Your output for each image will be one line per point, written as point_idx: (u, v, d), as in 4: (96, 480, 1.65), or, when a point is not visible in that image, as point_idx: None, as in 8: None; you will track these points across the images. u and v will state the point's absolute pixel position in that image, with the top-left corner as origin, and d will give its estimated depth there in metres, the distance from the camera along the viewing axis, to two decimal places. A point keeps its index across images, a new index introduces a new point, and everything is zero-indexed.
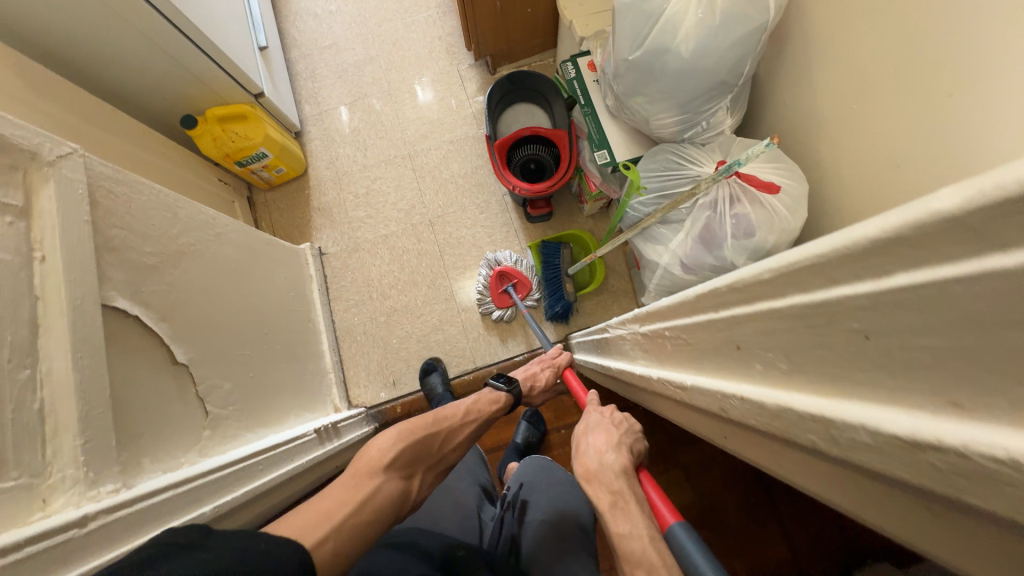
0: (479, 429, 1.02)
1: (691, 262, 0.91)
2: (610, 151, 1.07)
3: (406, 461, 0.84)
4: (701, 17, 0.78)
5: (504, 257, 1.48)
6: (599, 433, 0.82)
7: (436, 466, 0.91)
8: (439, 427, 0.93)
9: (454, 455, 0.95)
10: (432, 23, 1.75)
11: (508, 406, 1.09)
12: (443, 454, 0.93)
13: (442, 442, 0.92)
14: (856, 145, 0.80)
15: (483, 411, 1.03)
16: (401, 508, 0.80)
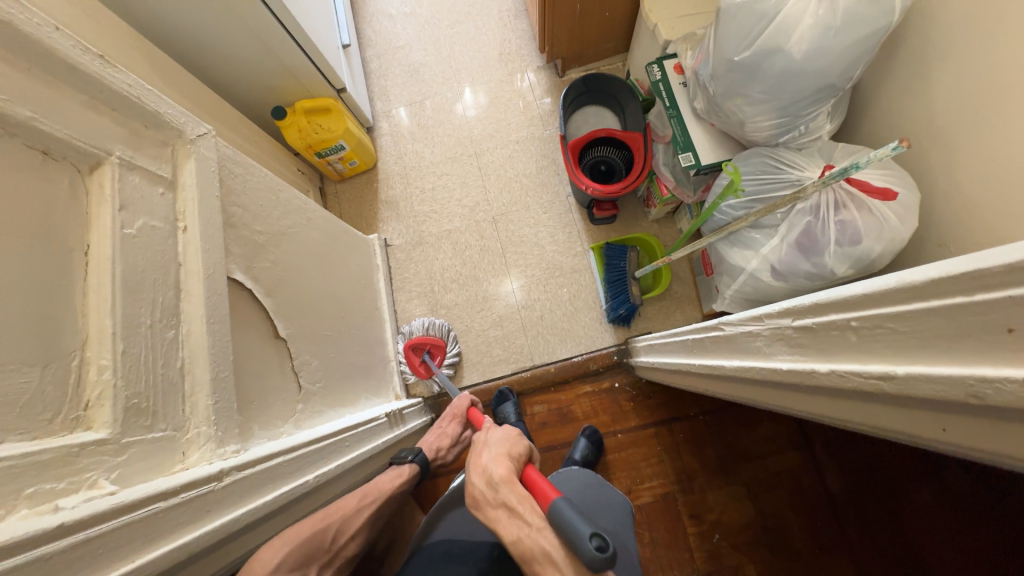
0: (383, 511, 0.91)
1: (784, 267, 0.89)
2: (695, 154, 1.06)
3: (291, 569, 0.68)
4: (820, 18, 0.76)
5: (415, 326, 1.47)
6: (477, 452, 0.75)
7: (327, 566, 0.76)
8: (332, 520, 0.78)
9: (349, 551, 0.81)
10: (502, 26, 1.79)
11: (413, 479, 1.00)
12: (334, 552, 0.78)
13: (335, 537, 0.78)
14: (979, 154, 0.76)
15: (387, 491, 0.92)
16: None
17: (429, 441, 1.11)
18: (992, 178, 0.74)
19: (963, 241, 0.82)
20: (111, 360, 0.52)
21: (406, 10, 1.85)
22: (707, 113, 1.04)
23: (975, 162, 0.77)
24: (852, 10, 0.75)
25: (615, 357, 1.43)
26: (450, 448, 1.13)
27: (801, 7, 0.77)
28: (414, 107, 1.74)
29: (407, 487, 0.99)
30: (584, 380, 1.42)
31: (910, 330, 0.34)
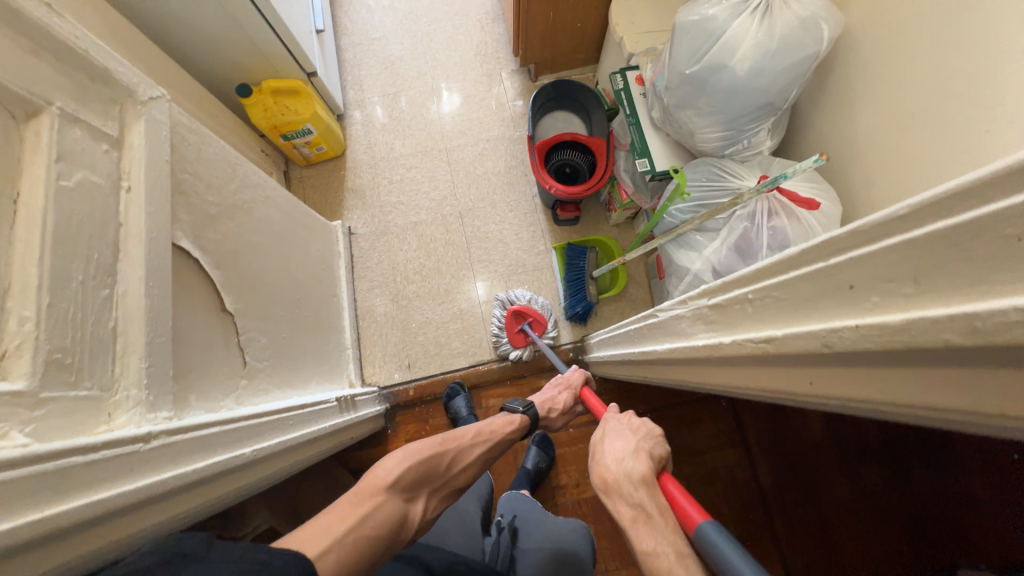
0: (496, 453, 0.99)
1: (723, 269, 0.95)
2: (651, 161, 1.13)
3: (409, 483, 0.78)
4: (760, 41, 0.84)
5: (517, 296, 1.46)
6: (613, 441, 0.74)
7: (444, 489, 0.85)
8: (446, 448, 0.88)
9: (463, 479, 0.90)
10: (480, 28, 1.83)
11: (525, 428, 1.05)
12: (449, 480, 0.87)
13: (453, 465, 0.88)
14: (891, 173, 0.86)
15: (504, 435, 1.01)
16: (400, 538, 0.73)
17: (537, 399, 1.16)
18: (902, 195, 0.83)
19: None
20: (35, 311, 0.50)
21: (385, 3, 1.86)
22: (663, 123, 1.11)
23: (889, 180, 0.86)
24: (787, 35, 0.83)
25: (571, 354, 1.48)
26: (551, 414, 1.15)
27: (744, 29, 0.84)
28: (387, 99, 1.75)
29: (518, 434, 1.06)
30: (540, 376, 1.46)
31: (788, 297, 0.39)
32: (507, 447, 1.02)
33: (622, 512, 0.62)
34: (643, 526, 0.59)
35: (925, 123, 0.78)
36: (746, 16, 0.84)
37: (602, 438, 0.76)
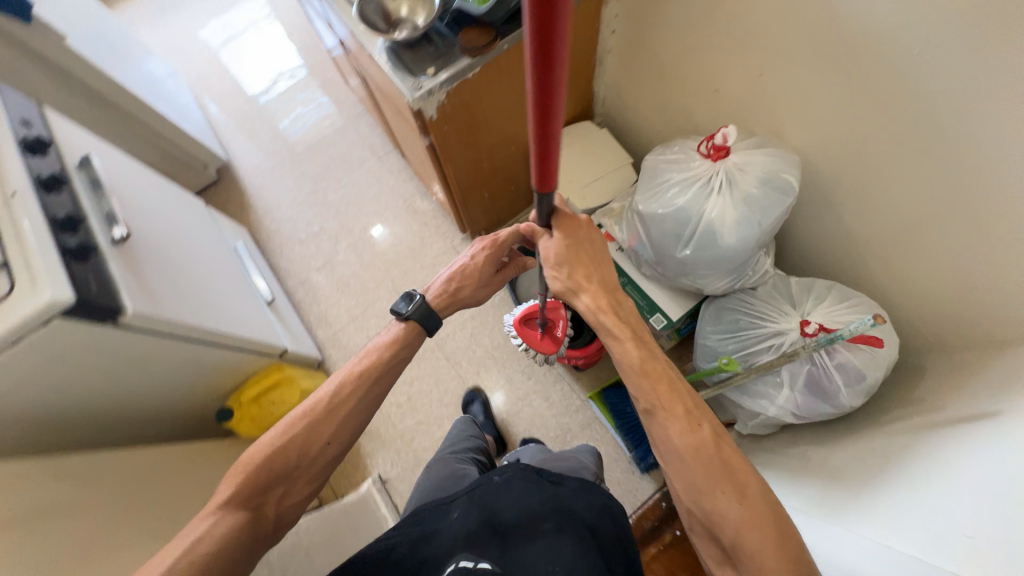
0: (372, 389, 0.82)
1: (805, 411, 0.89)
2: (667, 314, 1.07)
3: (248, 492, 0.73)
4: (741, 212, 0.82)
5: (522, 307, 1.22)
6: (583, 261, 0.79)
7: (311, 472, 0.77)
8: (291, 435, 0.77)
9: (335, 448, 0.79)
10: (413, 212, 1.83)
11: (417, 342, 0.88)
12: (310, 461, 0.77)
13: (307, 443, 0.77)
14: (919, 267, 0.83)
15: (380, 368, 0.84)
16: (266, 514, 0.74)
17: (442, 284, 0.91)
18: (947, 283, 0.80)
19: (939, 333, 0.87)
20: None
21: (314, 228, 1.84)
22: (659, 279, 1.07)
23: (923, 268, 0.83)
24: (763, 200, 0.81)
25: (664, 503, 1.32)
26: (446, 297, 0.91)
27: (720, 207, 0.83)
28: (355, 322, 1.68)
29: (419, 339, 0.89)
30: (647, 543, 1.27)
31: None
32: (398, 371, 0.86)
33: (609, 330, 0.76)
34: (630, 348, 0.75)
35: (939, 222, 0.76)
36: (715, 195, 0.83)
37: (565, 252, 0.79)
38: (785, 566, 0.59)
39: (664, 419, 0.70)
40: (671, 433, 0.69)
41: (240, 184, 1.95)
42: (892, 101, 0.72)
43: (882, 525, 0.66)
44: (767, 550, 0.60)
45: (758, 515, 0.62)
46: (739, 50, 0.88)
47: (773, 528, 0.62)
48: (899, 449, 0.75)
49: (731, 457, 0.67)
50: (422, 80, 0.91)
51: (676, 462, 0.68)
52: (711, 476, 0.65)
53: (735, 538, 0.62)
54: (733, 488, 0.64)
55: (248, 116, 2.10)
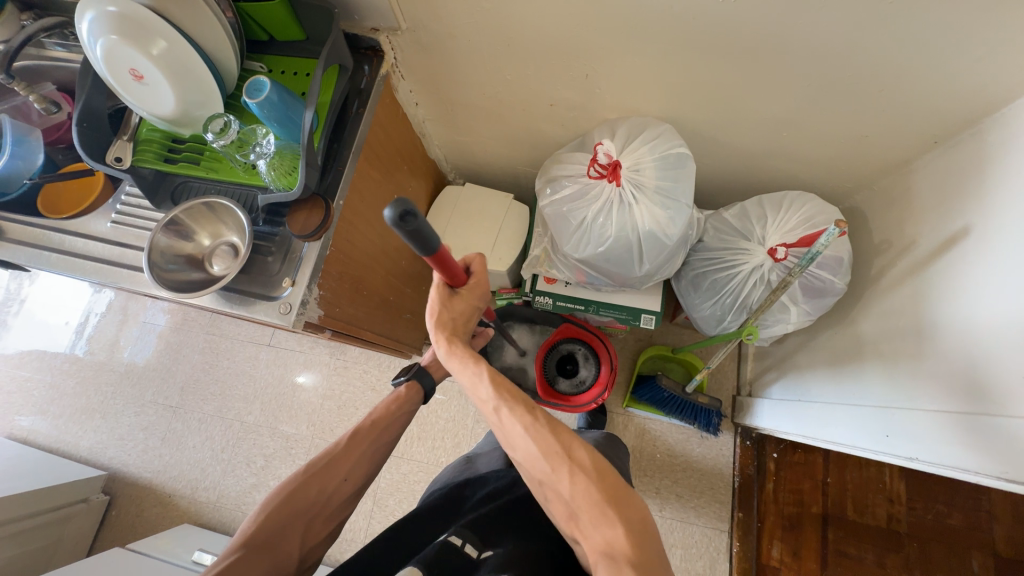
0: (382, 437, 0.82)
1: (817, 312, 0.92)
2: (652, 309, 1.04)
3: (272, 532, 0.70)
4: (665, 206, 0.79)
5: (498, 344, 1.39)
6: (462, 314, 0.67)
7: (330, 510, 0.75)
8: (312, 472, 0.75)
9: (352, 489, 0.78)
10: (343, 368, 1.60)
11: (416, 397, 0.89)
12: (329, 502, 0.75)
13: (322, 487, 0.75)
14: (815, 145, 0.87)
15: (388, 417, 0.83)
16: (285, 551, 0.70)
17: (429, 353, 0.96)
18: (845, 145, 0.86)
19: (859, 180, 0.93)
20: None
21: (259, 461, 1.54)
22: (622, 289, 1.02)
23: (819, 145, 0.87)
24: (675, 184, 0.79)
25: (749, 440, 1.34)
26: (440, 363, 0.95)
27: (645, 214, 0.79)
28: (372, 514, 1.42)
29: (415, 404, 0.89)
30: (762, 480, 1.31)
31: None
32: (405, 422, 0.86)
33: (458, 362, 0.64)
34: (471, 366, 0.62)
35: (814, 110, 0.80)
36: (634, 206, 0.79)
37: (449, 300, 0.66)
38: (604, 509, 0.53)
39: (504, 417, 0.59)
40: (508, 424, 0.59)
41: (142, 483, 1.57)
42: (721, 47, 0.72)
43: (978, 399, 0.64)
44: (596, 507, 0.53)
45: (587, 474, 0.55)
46: (560, 64, 0.82)
47: (599, 485, 0.54)
48: (914, 298, 0.80)
49: (563, 432, 0.57)
50: (286, 297, 0.75)
51: (518, 451, 0.58)
52: (547, 452, 0.56)
53: (569, 503, 0.54)
54: (566, 463, 0.55)
55: (91, 406, 1.68)
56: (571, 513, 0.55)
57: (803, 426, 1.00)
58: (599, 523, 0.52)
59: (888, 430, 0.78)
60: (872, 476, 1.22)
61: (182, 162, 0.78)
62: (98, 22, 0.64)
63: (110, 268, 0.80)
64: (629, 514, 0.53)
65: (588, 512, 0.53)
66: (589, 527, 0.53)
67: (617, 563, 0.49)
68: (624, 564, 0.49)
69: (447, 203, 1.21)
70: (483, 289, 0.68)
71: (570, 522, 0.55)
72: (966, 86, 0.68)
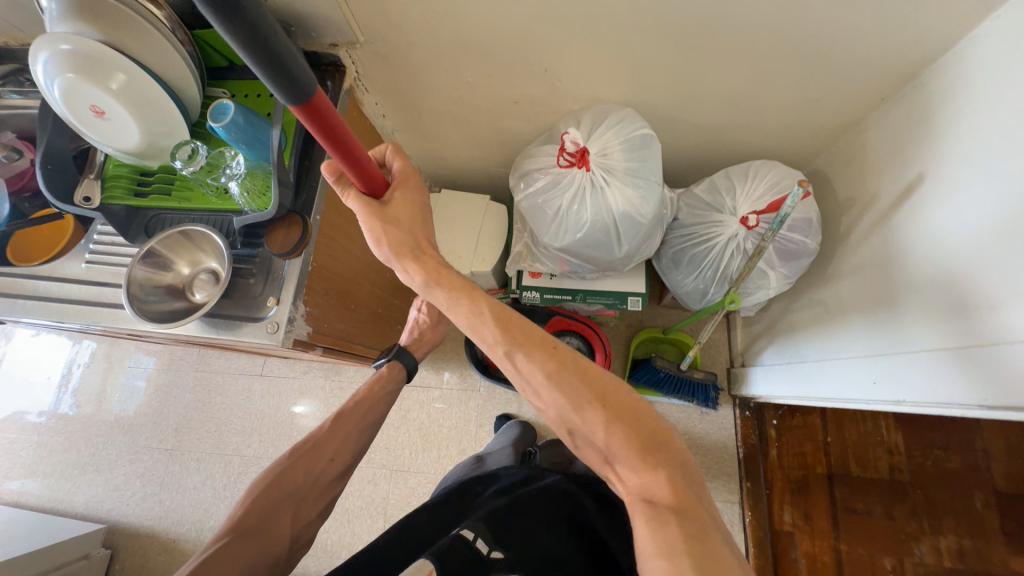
0: (367, 417, 0.85)
1: (794, 274, 0.94)
2: (637, 292, 1.05)
3: (263, 512, 0.70)
4: (636, 187, 0.81)
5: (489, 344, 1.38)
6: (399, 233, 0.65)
7: (320, 489, 0.77)
8: (298, 452, 0.77)
9: (340, 467, 0.80)
10: (339, 388, 1.58)
11: (397, 374, 0.92)
12: (319, 480, 0.77)
13: (312, 466, 0.77)
14: (774, 113, 0.91)
15: (372, 397, 0.87)
16: (278, 533, 0.70)
17: (406, 336, 0.97)
18: (802, 110, 0.89)
19: (820, 142, 0.96)
20: None
21: None
22: (606, 274, 1.04)
23: (777, 112, 0.90)
24: (643, 164, 0.81)
25: (749, 411, 1.42)
26: (418, 341, 0.97)
27: (619, 196, 0.80)
28: (385, 533, 1.40)
29: (397, 384, 0.93)
30: (766, 450, 1.38)
31: None
32: (387, 404, 0.90)
33: (456, 307, 0.63)
34: (479, 311, 0.61)
35: (768, 80, 0.83)
36: (608, 190, 0.80)
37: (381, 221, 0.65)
38: (642, 456, 0.52)
39: (526, 363, 0.57)
40: (531, 371, 0.58)
41: (144, 531, 1.53)
42: (672, 28, 0.74)
43: (971, 328, 0.65)
44: (631, 450, 0.53)
45: (622, 421, 0.54)
46: (518, 61, 0.84)
47: (637, 430, 0.54)
48: (885, 248, 0.83)
49: (591, 377, 0.56)
50: (272, 316, 0.74)
51: (543, 398, 0.58)
52: (576, 399, 0.55)
53: (603, 449, 0.55)
54: (597, 407, 0.55)
55: (83, 460, 1.63)
56: (606, 456, 0.55)
57: (798, 387, 1.02)
58: (636, 467, 0.52)
59: (893, 373, 0.77)
60: (870, 429, 1.17)
61: (153, 194, 0.77)
62: (53, 62, 0.64)
63: (90, 309, 0.79)
64: (669, 457, 0.53)
65: (623, 454, 0.53)
66: (626, 471, 0.53)
67: (654, 503, 0.50)
68: (663, 510, 0.49)
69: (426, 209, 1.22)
70: (413, 191, 0.68)
71: (604, 465, 0.55)
72: (906, 40, 0.71)
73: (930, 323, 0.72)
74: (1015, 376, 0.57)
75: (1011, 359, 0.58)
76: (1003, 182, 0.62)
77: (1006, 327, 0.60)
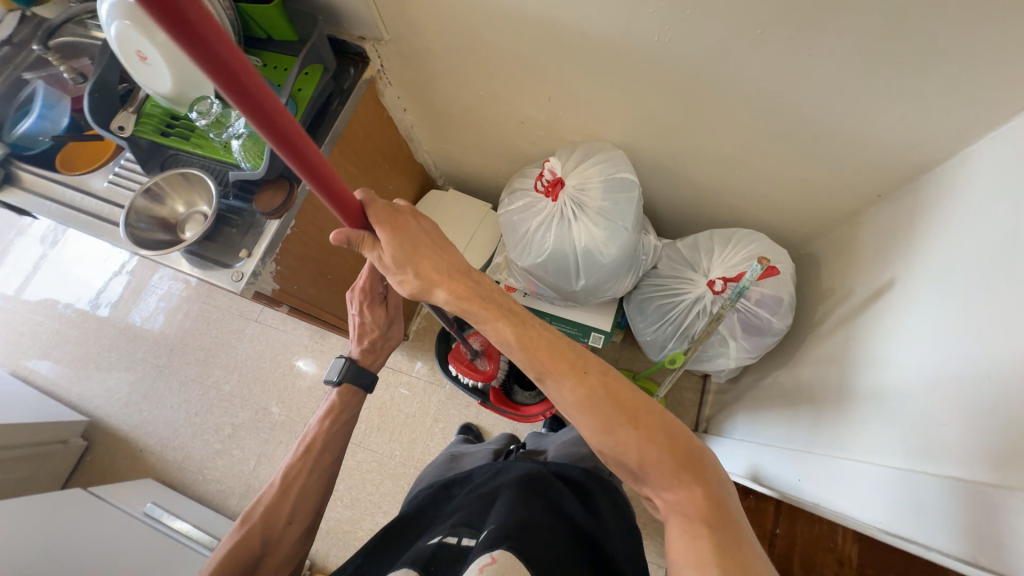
0: (320, 462, 0.80)
1: (756, 350, 0.92)
2: (601, 329, 1.06)
3: None
4: (605, 227, 0.83)
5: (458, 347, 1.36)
6: (426, 253, 0.61)
7: (282, 553, 0.74)
8: (249, 526, 0.73)
9: (300, 527, 0.76)
10: (319, 351, 1.67)
11: (355, 402, 0.85)
12: (279, 544, 0.74)
13: (268, 533, 0.74)
14: (769, 186, 0.89)
15: (322, 437, 0.80)
16: None
17: (355, 345, 0.86)
18: (796, 189, 0.87)
19: (816, 226, 0.94)
20: None
21: (226, 430, 1.61)
22: (573, 305, 1.05)
23: (772, 186, 0.89)
24: (617, 207, 0.83)
25: None
26: (372, 352, 0.87)
27: (585, 232, 0.83)
28: None
29: (357, 402, 0.85)
30: None
31: None
32: (345, 439, 0.83)
33: (482, 320, 0.60)
34: (504, 326, 0.59)
35: (762, 152, 0.82)
36: (575, 224, 0.83)
37: (398, 255, 0.60)
38: (677, 474, 0.52)
39: (556, 385, 0.57)
40: (560, 394, 0.57)
41: (119, 434, 1.66)
42: (668, 83, 0.76)
43: (962, 457, 0.52)
44: (668, 469, 0.52)
45: (656, 442, 0.53)
46: (524, 85, 0.88)
47: (672, 453, 0.53)
48: (846, 346, 0.80)
49: (620, 397, 0.56)
50: (240, 266, 0.81)
51: (575, 418, 0.57)
52: (609, 421, 0.54)
53: (636, 467, 0.54)
54: (630, 427, 0.54)
55: (88, 356, 1.80)
56: (638, 474, 0.54)
57: (742, 467, 0.98)
58: (673, 485, 0.52)
59: (879, 481, 0.60)
60: (824, 533, 1.12)
61: (175, 136, 0.87)
62: (116, 9, 0.74)
63: (99, 223, 0.89)
64: (702, 475, 0.52)
65: (659, 477, 0.53)
66: (660, 488, 0.53)
67: (690, 518, 0.50)
68: (699, 523, 0.49)
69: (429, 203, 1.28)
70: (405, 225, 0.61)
71: (636, 481, 0.55)
72: (901, 142, 0.69)
73: (931, 438, 0.56)
74: (918, 503, 0.54)
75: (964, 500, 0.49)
76: (959, 304, 0.59)
77: (930, 455, 0.56)
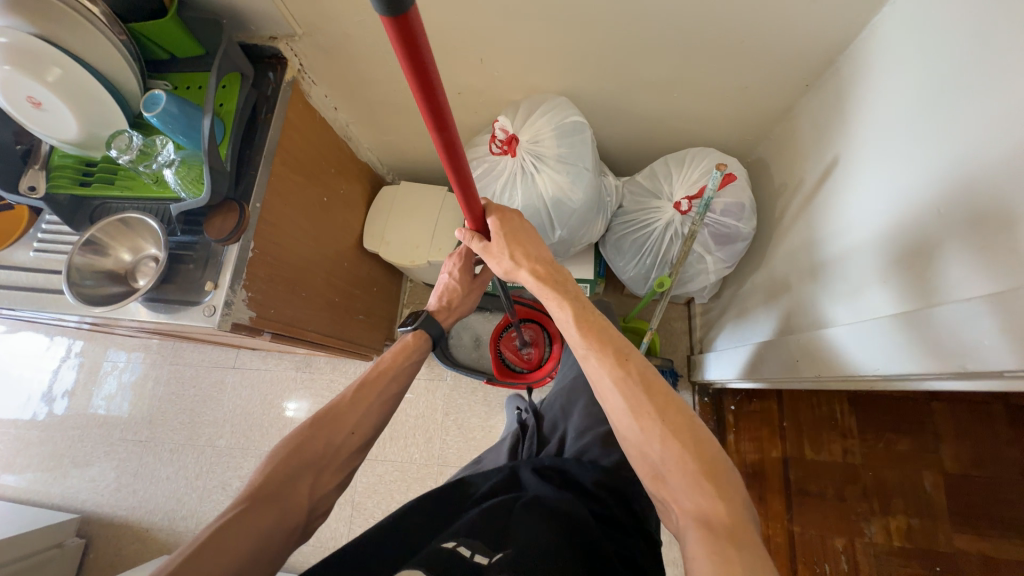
0: (390, 389, 0.77)
1: (731, 258, 0.97)
2: (585, 278, 1.08)
3: (279, 486, 0.62)
4: (569, 173, 0.84)
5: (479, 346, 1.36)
6: (523, 242, 0.71)
7: (340, 462, 0.70)
8: (322, 419, 0.70)
9: (361, 439, 0.73)
10: (308, 379, 1.61)
11: (427, 347, 0.85)
12: (337, 453, 0.70)
13: (332, 437, 0.69)
14: (708, 101, 0.93)
15: (396, 366, 0.79)
16: (295, 504, 0.63)
17: (434, 299, 0.90)
18: (733, 98, 0.91)
19: (758, 130, 0.99)
20: None
21: (232, 484, 1.54)
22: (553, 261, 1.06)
23: (710, 100, 0.93)
24: (574, 151, 0.84)
25: (707, 397, 1.33)
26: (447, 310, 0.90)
27: (551, 181, 0.84)
28: (351, 520, 1.43)
29: (423, 352, 0.85)
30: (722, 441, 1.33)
31: None
32: (414, 375, 0.83)
33: (541, 294, 0.69)
34: (562, 311, 0.66)
35: (694, 68, 0.85)
36: (539, 176, 0.84)
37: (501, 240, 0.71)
38: (699, 480, 0.52)
39: (593, 362, 0.62)
40: (598, 373, 0.62)
41: (119, 521, 1.56)
42: (593, 18, 0.77)
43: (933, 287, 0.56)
44: (690, 470, 0.53)
45: (681, 440, 0.55)
46: (453, 52, 0.87)
47: (697, 456, 0.54)
48: (811, 230, 0.85)
49: (654, 391, 0.59)
50: (209, 299, 0.77)
51: (607, 399, 0.61)
52: (639, 405, 0.58)
53: (657, 463, 0.55)
54: (658, 420, 0.56)
55: (60, 453, 1.67)
56: (660, 474, 0.55)
57: (739, 372, 1.02)
58: (692, 492, 0.52)
59: (870, 334, 0.62)
60: (825, 413, 1.17)
61: (97, 183, 0.80)
62: None
63: (36, 295, 0.81)
64: (724, 487, 0.52)
65: (682, 481, 0.53)
66: (679, 492, 0.53)
67: (712, 528, 0.49)
68: (718, 533, 0.48)
69: (385, 200, 1.25)
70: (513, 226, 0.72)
71: (656, 482, 0.56)
72: (816, 28, 0.73)
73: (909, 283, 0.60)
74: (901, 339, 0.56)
75: (943, 321, 0.50)
76: (899, 160, 0.65)
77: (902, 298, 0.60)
